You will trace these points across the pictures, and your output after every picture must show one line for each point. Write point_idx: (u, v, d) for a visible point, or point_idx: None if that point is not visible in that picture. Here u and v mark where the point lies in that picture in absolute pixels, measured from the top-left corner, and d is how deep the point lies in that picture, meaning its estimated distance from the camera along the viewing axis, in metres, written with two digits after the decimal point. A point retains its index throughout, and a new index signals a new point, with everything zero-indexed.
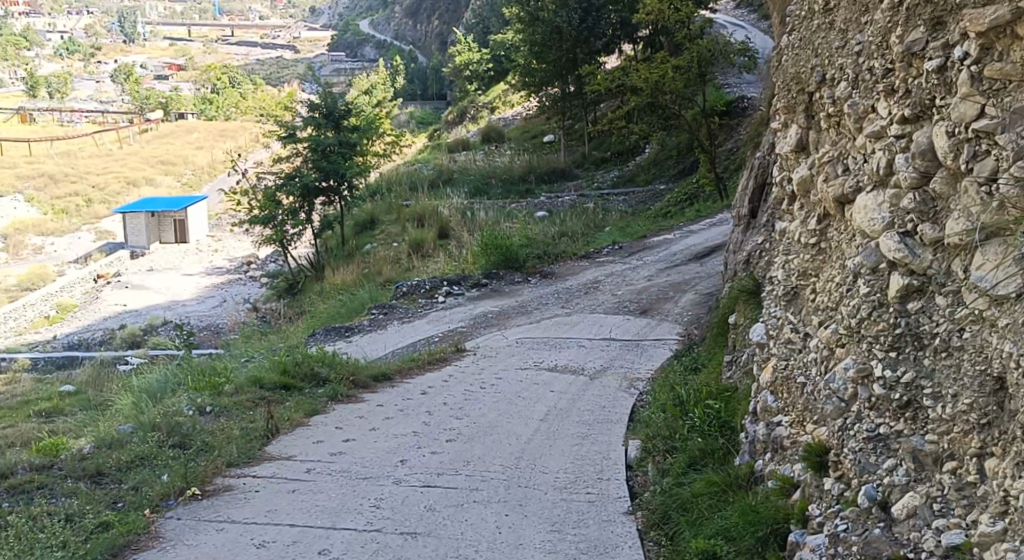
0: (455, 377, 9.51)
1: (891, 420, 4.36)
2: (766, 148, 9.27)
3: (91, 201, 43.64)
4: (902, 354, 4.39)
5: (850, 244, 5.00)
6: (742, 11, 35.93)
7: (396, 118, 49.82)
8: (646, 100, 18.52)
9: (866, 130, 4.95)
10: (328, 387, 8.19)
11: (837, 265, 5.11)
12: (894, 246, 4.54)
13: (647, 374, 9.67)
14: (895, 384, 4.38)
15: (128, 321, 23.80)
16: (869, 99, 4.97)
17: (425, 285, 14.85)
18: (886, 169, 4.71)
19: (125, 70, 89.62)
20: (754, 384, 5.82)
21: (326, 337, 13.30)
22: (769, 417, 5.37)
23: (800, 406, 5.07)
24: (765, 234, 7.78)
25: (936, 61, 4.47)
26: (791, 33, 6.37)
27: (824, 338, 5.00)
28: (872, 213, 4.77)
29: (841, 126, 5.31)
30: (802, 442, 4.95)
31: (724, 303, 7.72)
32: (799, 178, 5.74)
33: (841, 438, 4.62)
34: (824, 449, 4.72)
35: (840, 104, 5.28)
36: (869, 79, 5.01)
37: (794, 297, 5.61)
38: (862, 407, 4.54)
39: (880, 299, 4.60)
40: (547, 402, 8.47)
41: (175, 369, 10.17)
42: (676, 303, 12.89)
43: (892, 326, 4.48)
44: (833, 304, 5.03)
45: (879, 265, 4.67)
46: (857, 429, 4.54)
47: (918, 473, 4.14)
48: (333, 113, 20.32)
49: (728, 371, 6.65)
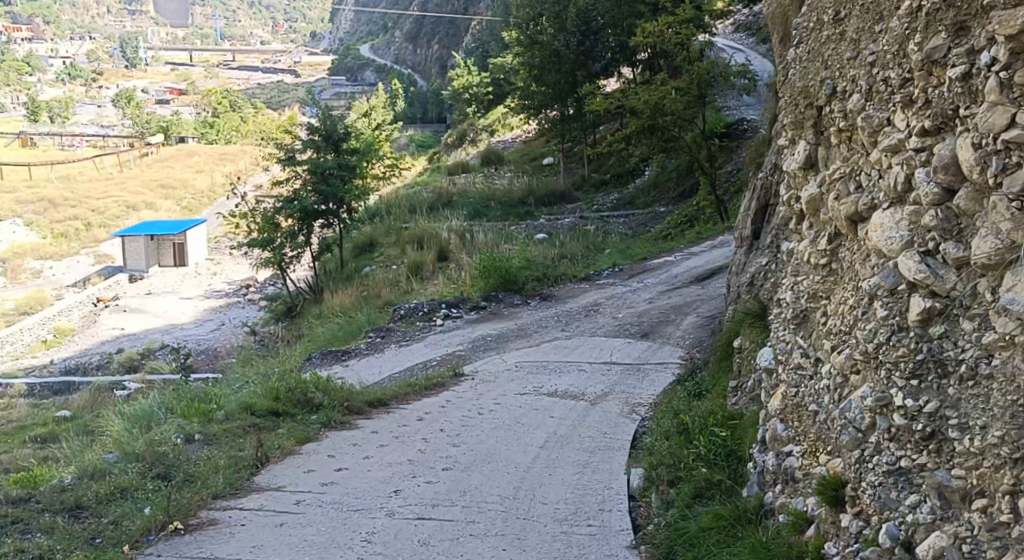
0: (452, 403, 9.28)
1: (913, 453, 4.18)
2: (769, 168, 9.09)
3: (90, 225, 43.51)
4: (924, 383, 4.19)
5: (864, 264, 4.81)
6: (741, 34, 35.99)
7: (396, 142, 49.85)
8: (646, 122, 18.33)
9: (881, 144, 4.77)
10: (321, 414, 7.97)
11: (850, 287, 4.91)
12: (914, 265, 4.35)
13: (649, 400, 9.46)
14: (917, 414, 4.18)
15: (125, 345, 23.55)
16: (884, 111, 4.79)
17: (423, 307, 14.63)
18: (905, 184, 4.53)
19: (127, 95, 89.94)
20: (762, 411, 5.61)
21: (322, 361, 13.08)
22: (779, 446, 5.15)
23: (813, 436, 4.87)
24: (770, 256, 7.59)
25: (959, 68, 4.27)
26: (799, 45, 6.20)
27: (837, 363, 4.80)
28: (890, 231, 4.57)
29: (853, 140, 5.13)
30: (815, 474, 4.74)
31: (728, 327, 7.50)
32: (807, 197, 5.56)
33: (859, 471, 4.42)
34: (840, 481, 4.52)
35: (853, 117, 5.10)
36: (884, 90, 4.81)
37: (803, 320, 5.41)
38: (881, 438, 4.35)
39: (899, 323, 4.40)
40: (547, 429, 8.26)
41: (168, 395, 9.96)
42: (677, 326, 12.67)
43: (913, 352, 4.28)
44: (846, 327, 4.83)
45: (897, 286, 4.46)
46: (877, 463, 4.34)
47: (944, 512, 3.98)
48: (332, 136, 20.19)
49: (734, 397, 6.44)
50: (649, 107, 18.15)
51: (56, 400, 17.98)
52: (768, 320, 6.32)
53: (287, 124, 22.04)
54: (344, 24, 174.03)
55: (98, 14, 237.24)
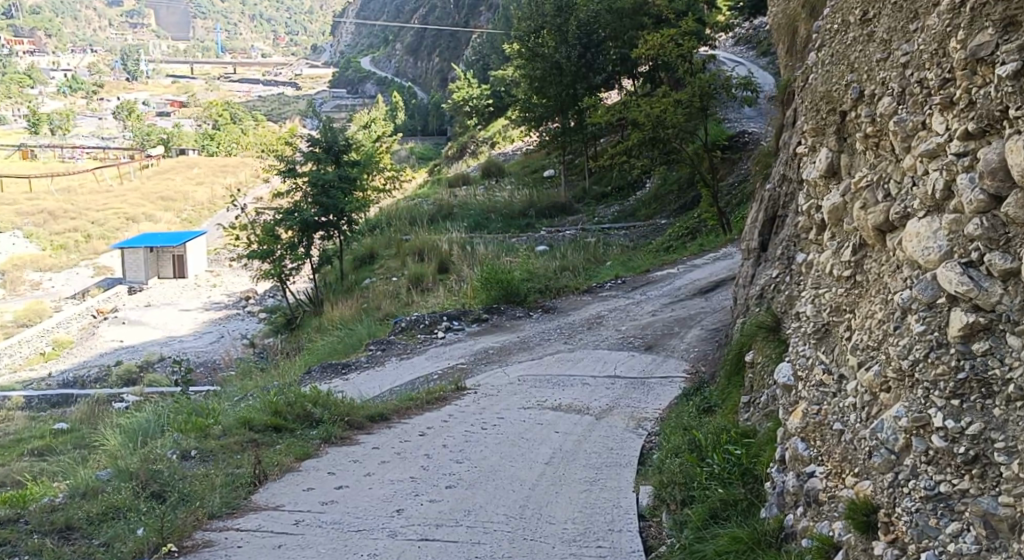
0: (454, 417, 9.10)
1: (953, 478, 4.00)
2: (778, 179, 8.93)
3: (89, 237, 43.35)
4: (967, 403, 4.02)
5: (895, 276, 4.65)
6: (741, 48, 35.97)
7: (396, 154, 49.78)
8: (647, 134, 18.17)
9: (915, 149, 4.61)
10: (321, 429, 7.78)
11: (879, 300, 4.75)
12: (956, 277, 4.18)
13: (655, 414, 9.27)
14: (959, 436, 4.00)
15: (124, 358, 23.36)
16: (919, 114, 4.64)
17: (425, 319, 14.45)
18: (943, 192, 4.36)
19: (128, 108, 90.00)
20: (780, 428, 5.43)
21: (321, 374, 12.90)
22: (800, 466, 4.97)
23: (839, 457, 4.70)
24: (782, 267, 7.44)
25: (1008, 66, 4.12)
26: (823, 48, 6.07)
27: (866, 381, 4.64)
28: (927, 241, 4.40)
29: (882, 147, 4.98)
30: (842, 497, 4.57)
31: (738, 339, 7.33)
32: (830, 206, 5.41)
33: (892, 495, 4.24)
34: (871, 504, 4.35)
35: (883, 122, 4.95)
36: (920, 92, 4.67)
37: (826, 334, 5.25)
38: (917, 461, 4.17)
39: (938, 338, 4.23)
40: (551, 444, 8.06)
41: (166, 408, 9.78)
42: (681, 339, 12.49)
43: (954, 370, 4.11)
44: (875, 343, 4.67)
45: (936, 299, 4.29)
46: (913, 486, 4.16)
47: (990, 541, 3.79)
48: (333, 147, 20.06)
49: (746, 413, 6.27)
50: (651, 119, 18.02)
51: (53, 412, 17.79)
52: (784, 333, 6.15)
53: (288, 135, 21.93)
54: (345, 37, 174.41)
55: (99, 27, 237.80)
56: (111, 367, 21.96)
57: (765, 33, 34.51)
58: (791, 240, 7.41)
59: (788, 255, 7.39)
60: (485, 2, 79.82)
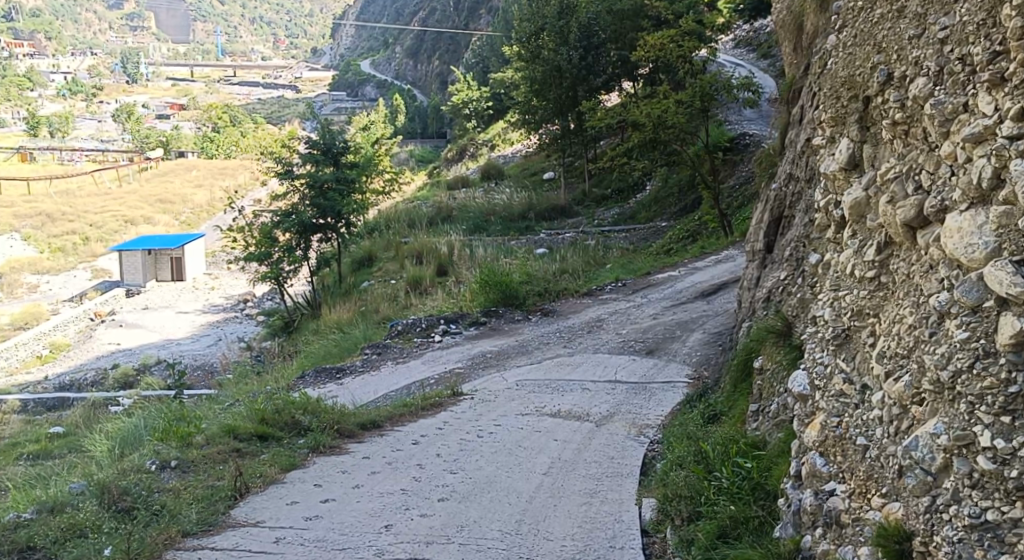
0: (450, 424, 8.76)
1: (1002, 505, 3.71)
2: (784, 177, 8.64)
3: (88, 240, 43.04)
4: (1018, 421, 3.71)
5: (927, 277, 4.35)
6: (742, 50, 35.61)
7: (396, 156, 49.44)
8: (647, 135, 17.86)
9: (956, 135, 4.29)
10: (309, 437, 7.46)
11: (909, 303, 4.44)
12: (1005, 278, 3.85)
13: (657, 421, 8.95)
14: (1010, 459, 3.70)
15: (120, 360, 23.07)
16: (960, 96, 4.32)
17: (422, 323, 14.14)
18: (989, 182, 4.04)
19: (127, 111, 89.72)
20: (794, 441, 5.12)
21: (315, 379, 12.58)
22: (818, 482, 4.66)
23: (863, 475, 4.39)
24: (791, 270, 7.15)
25: None
26: (844, 28, 5.76)
27: (894, 393, 4.34)
28: (969, 237, 4.07)
29: (913, 136, 4.66)
30: (869, 520, 4.26)
31: (745, 344, 7.01)
32: (850, 202, 5.11)
33: (931, 523, 3.93)
34: (903, 530, 4.04)
35: (916, 105, 4.63)
36: (960, 73, 4.35)
37: (846, 340, 4.94)
38: (959, 484, 3.87)
39: (984, 347, 3.91)
40: (550, 453, 7.74)
41: (156, 415, 9.48)
42: (683, 342, 12.16)
43: (1003, 383, 3.79)
44: (904, 351, 4.36)
45: (982, 303, 3.96)
46: (956, 513, 3.85)
47: None
48: (332, 149, 19.76)
49: (754, 422, 5.96)
50: (651, 120, 17.66)
51: (48, 416, 17.50)
52: (795, 339, 5.85)
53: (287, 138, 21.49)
54: (345, 39, 174.08)
55: (99, 29, 237.58)
56: (107, 370, 21.67)
57: (766, 35, 34.23)
58: (800, 240, 7.11)
59: (797, 257, 7.11)
60: (486, 4, 79.52)
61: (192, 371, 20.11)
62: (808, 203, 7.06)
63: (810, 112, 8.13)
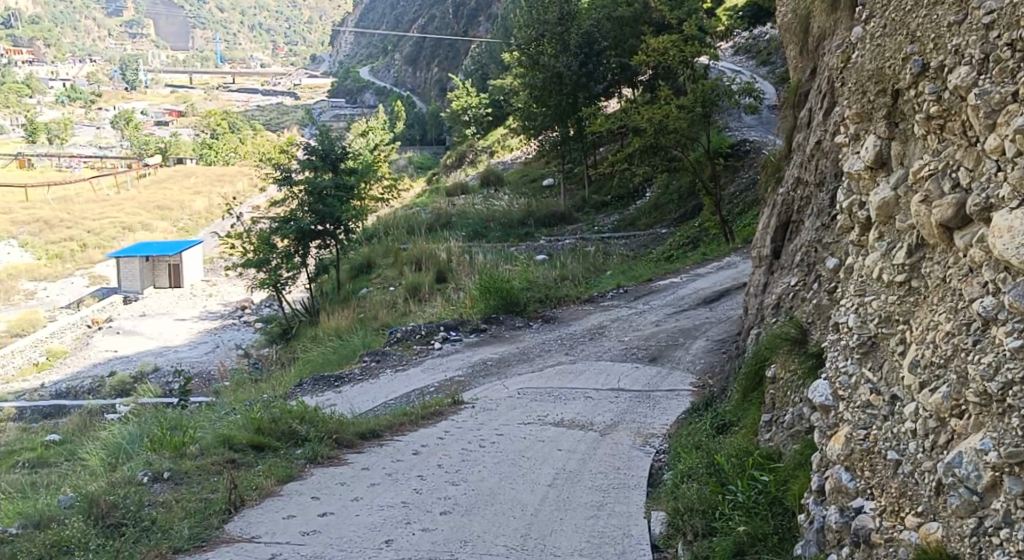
0: (451, 434, 8.56)
1: None
2: (792, 182, 8.46)
3: (85, 246, 42.81)
4: None
5: (970, 281, 4.15)
6: (742, 57, 35.45)
7: (395, 163, 49.27)
8: (648, 141, 17.68)
9: (1001, 128, 4.10)
10: (307, 447, 7.24)
11: (947, 308, 4.25)
12: None
13: (663, 431, 8.75)
14: None
15: (117, 368, 22.84)
16: (1007, 86, 4.13)
17: (421, 330, 13.94)
18: None
19: (126, 118, 89.55)
20: (814, 455, 4.92)
21: (312, 387, 12.37)
22: (843, 499, 4.47)
23: (896, 491, 4.20)
24: (802, 276, 6.97)
25: None
26: (872, 18, 5.56)
27: (931, 404, 4.14)
28: (1018, 237, 3.87)
29: (949, 130, 4.47)
30: (904, 541, 4.06)
31: (757, 352, 6.82)
32: (878, 201, 4.92)
33: (979, 546, 3.72)
34: (945, 551, 3.85)
35: (956, 97, 4.44)
36: (1008, 62, 4.16)
37: (873, 348, 4.75)
38: (1011, 505, 3.66)
39: None
40: (553, 463, 7.54)
41: (150, 424, 9.27)
42: (687, 350, 11.96)
43: None
44: (941, 359, 4.17)
45: None
46: (1009, 537, 3.64)
47: None
48: (331, 155, 19.57)
49: (766, 433, 5.79)
50: (653, 125, 17.47)
51: (44, 424, 17.27)
52: (812, 347, 5.66)
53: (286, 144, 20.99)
54: (344, 46, 174.19)
55: (98, 36, 237.50)
56: (104, 377, 21.44)
57: (766, 42, 34.13)
58: (812, 245, 6.92)
59: (809, 263, 6.93)
60: (485, 12, 79.53)
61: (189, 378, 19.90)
62: (821, 207, 6.88)
63: (821, 114, 7.96)
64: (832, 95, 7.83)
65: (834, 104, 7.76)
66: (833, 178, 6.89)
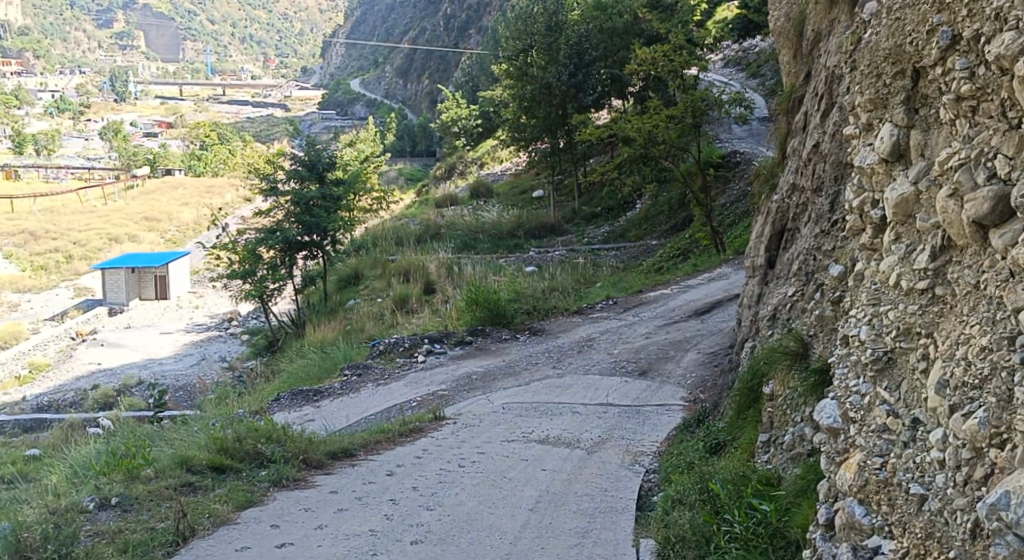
0: (429, 452, 8.12)
1: None
2: (787, 188, 8.07)
3: (71, 258, 42.22)
4: None
5: (1010, 290, 3.72)
6: (731, 69, 35.10)
7: (385, 175, 48.79)
8: (638, 151, 17.28)
9: None
10: (272, 469, 6.78)
11: (981, 321, 3.83)
12: None
13: (653, 448, 8.31)
14: None
15: (100, 381, 22.25)
16: None
17: (404, 342, 13.47)
18: None
19: (115, 129, 88.84)
20: (821, 484, 4.53)
21: (291, 401, 11.90)
22: (857, 537, 4.07)
23: (920, 531, 3.79)
24: (801, 286, 6.57)
25: None
26: None
27: (963, 431, 3.71)
28: None
29: (984, 115, 4.04)
30: None
31: (754, 368, 6.40)
32: (896, 199, 4.51)
33: None
34: None
35: (993, 76, 4.00)
36: None
37: (889, 364, 4.33)
38: None
39: None
40: (536, 485, 7.10)
41: (117, 443, 8.80)
42: (677, 363, 11.53)
43: None
44: (975, 380, 3.74)
45: None
46: None
47: None
48: (317, 166, 19.06)
49: (763, 456, 5.41)
50: (642, 135, 17.15)
51: (23, 438, 16.74)
52: (814, 364, 5.26)
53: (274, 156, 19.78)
54: (335, 58, 173.94)
55: (87, 48, 236.47)
56: (86, 391, 20.90)
57: (755, 54, 33.92)
58: (810, 253, 6.52)
59: (808, 272, 6.52)
60: (476, 25, 79.37)
61: (173, 392, 19.38)
62: (820, 213, 6.47)
63: (818, 115, 7.54)
64: (830, 96, 7.41)
65: (832, 105, 7.34)
66: (833, 181, 6.47)
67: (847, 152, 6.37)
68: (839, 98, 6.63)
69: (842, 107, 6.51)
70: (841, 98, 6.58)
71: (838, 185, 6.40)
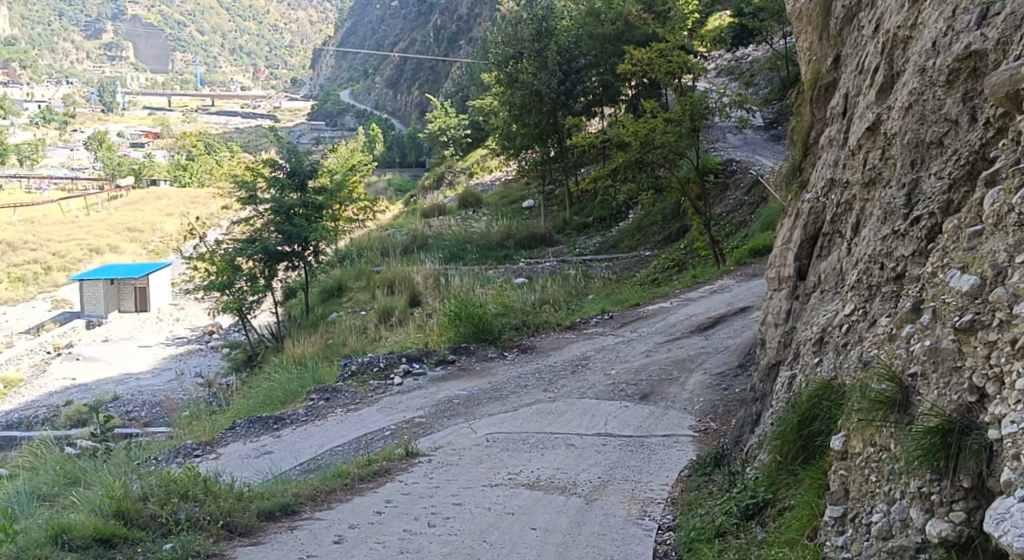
0: (397, 505, 6.59)
1: None
2: (823, 185, 6.63)
3: (49, 270, 40.50)
4: None
5: None
6: (729, 73, 33.31)
7: (372, 187, 47.10)
8: (634, 156, 15.46)
9: None
10: (178, 539, 5.37)
11: None
12: None
13: (663, 494, 6.81)
14: None
15: (73, 396, 20.71)
16: None
17: (380, 362, 11.89)
18: None
19: (99, 139, 86.94)
20: None
21: (247, 429, 10.33)
22: None
23: None
24: (860, 302, 5.13)
25: None
26: None
27: None
28: None
29: None
30: None
31: (824, 415, 4.95)
32: None
33: None
34: None
35: None
36: None
37: None
38: None
39: None
40: (524, 553, 5.61)
41: (35, 490, 7.30)
42: (683, 385, 9.99)
43: None
44: None
45: None
46: None
47: None
48: (299, 173, 17.47)
49: (854, 548, 4.01)
50: (639, 139, 15.38)
51: None
52: (934, 425, 3.83)
53: (263, 164, 17.58)
54: (326, 70, 172.30)
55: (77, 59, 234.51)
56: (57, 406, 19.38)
57: (750, 62, 32.50)
58: (874, 259, 5.05)
59: (872, 286, 5.05)
60: (466, 35, 77.63)
61: (145, 409, 17.81)
62: (892, 206, 4.99)
63: (869, 90, 6.05)
64: (888, 65, 5.91)
65: (893, 75, 5.84)
66: (907, 167, 4.99)
67: (930, 125, 4.88)
68: (917, 58, 5.15)
69: (925, 69, 5.03)
70: (919, 58, 5.11)
71: (916, 171, 4.91)
